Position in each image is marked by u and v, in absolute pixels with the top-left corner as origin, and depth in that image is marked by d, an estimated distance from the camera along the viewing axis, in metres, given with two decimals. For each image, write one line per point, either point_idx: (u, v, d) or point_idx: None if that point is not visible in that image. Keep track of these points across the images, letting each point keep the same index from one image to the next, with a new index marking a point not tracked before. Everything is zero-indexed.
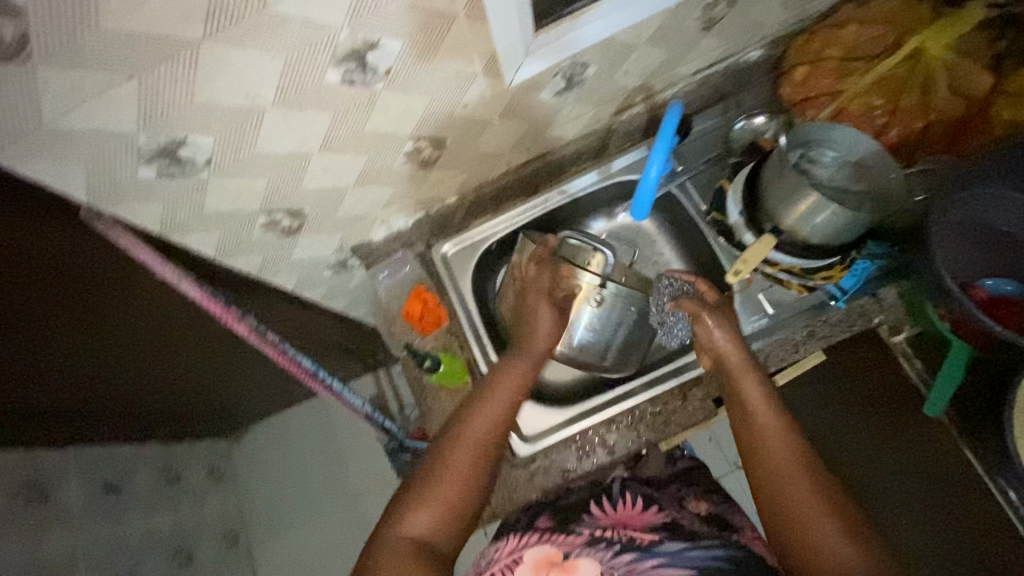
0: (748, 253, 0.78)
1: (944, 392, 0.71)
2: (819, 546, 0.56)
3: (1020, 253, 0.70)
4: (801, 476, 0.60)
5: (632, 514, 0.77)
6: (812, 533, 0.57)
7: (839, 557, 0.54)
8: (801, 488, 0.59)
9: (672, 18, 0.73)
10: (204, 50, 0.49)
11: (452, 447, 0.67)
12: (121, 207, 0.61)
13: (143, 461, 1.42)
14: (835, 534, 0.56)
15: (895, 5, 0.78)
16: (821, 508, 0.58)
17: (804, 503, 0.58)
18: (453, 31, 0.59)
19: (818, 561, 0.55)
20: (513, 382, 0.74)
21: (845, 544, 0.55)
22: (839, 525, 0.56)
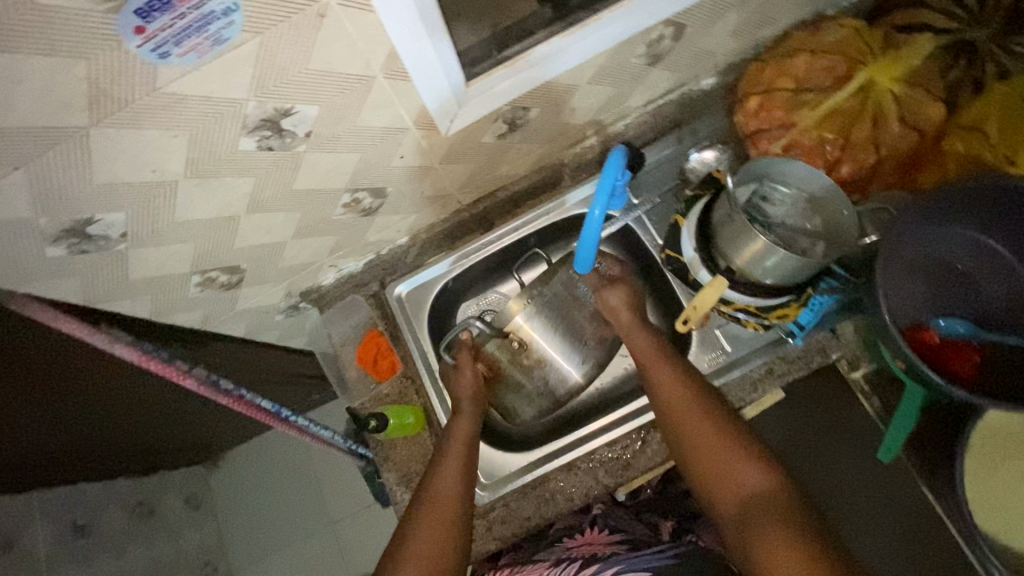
0: (697, 299, 0.76)
1: (899, 436, 0.70)
2: (726, 471, 0.62)
3: (974, 290, 0.69)
4: (695, 406, 0.66)
5: (595, 539, 0.82)
6: (717, 456, 0.62)
7: (746, 479, 0.61)
8: (698, 422, 0.65)
9: (613, 57, 0.70)
10: (95, 135, 0.46)
11: (427, 513, 0.64)
12: (35, 285, 0.58)
13: (112, 498, 1.38)
14: (741, 457, 0.61)
15: (846, 34, 0.76)
16: (716, 434, 0.64)
17: (704, 433, 0.64)
18: (374, 91, 0.56)
19: (729, 483, 0.61)
20: (461, 436, 0.73)
21: (750, 465, 0.61)
22: (738, 446, 0.63)
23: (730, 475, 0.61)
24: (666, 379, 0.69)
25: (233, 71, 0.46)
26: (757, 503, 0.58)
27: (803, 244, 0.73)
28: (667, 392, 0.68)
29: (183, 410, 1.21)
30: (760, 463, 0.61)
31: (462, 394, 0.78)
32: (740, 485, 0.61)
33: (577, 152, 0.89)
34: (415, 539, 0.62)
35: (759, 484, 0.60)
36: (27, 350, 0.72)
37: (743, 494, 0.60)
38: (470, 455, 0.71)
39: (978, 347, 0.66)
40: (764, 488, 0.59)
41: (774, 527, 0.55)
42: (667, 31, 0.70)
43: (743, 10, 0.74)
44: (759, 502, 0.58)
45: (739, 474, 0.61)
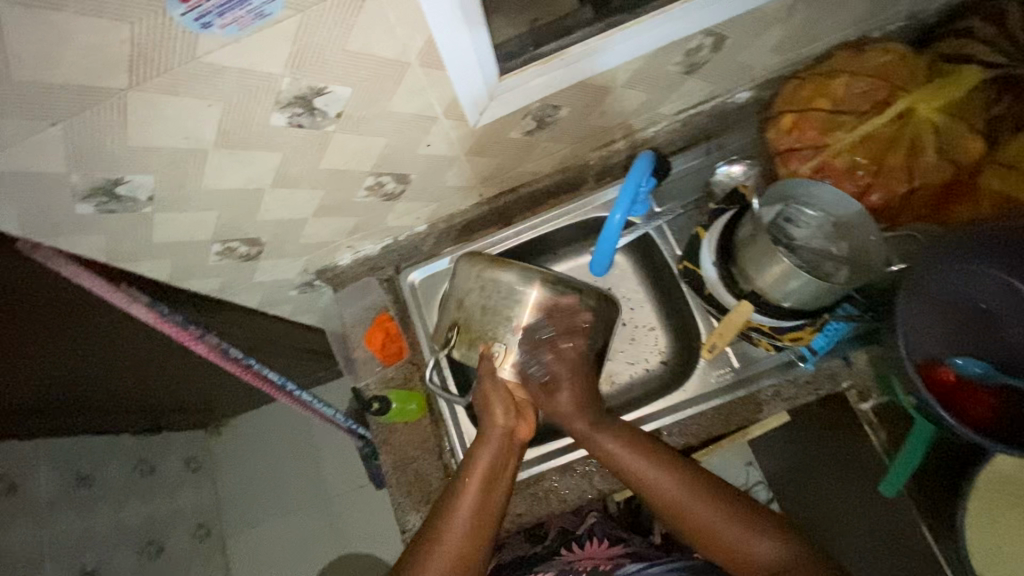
0: (723, 327, 0.76)
1: (902, 473, 0.69)
2: (740, 551, 0.63)
3: (991, 330, 0.68)
4: (688, 492, 0.65)
5: (599, 552, 0.81)
6: (732, 541, 0.63)
7: (762, 555, 0.62)
8: (710, 512, 0.64)
9: (650, 63, 0.69)
10: (132, 98, 0.47)
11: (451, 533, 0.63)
12: (62, 239, 0.60)
13: (116, 452, 1.40)
14: (752, 535, 0.63)
15: (889, 59, 0.74)
16: (730, 520, 0.64)
17: (718, 527, 0.64)
18: (407, 78, 0.56)
19: (740, 561, 0.63)
20: (479, 470, 0.67)
21: (763, 547, 0.62)
22: (752, 526, 0.63)
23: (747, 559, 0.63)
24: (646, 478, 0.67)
25: (273, 46, 0.47)
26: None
27: (826, 269, 0.73)
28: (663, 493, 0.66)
29: (192, 373, 1.23)
30: (767, 534, 0.63)
31: (497, 403, 0.70)
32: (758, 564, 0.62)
33: (603, 155, 0.88)
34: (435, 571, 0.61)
35: (773, 557, 0.62)
36: (47, 302, 0.73)
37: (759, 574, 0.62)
38: (489, 496, 0.66)
39: (994, 390, 0.65)
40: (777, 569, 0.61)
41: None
42: (707, 41, 0.69)
43: (786, 25, 0.73)
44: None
45: (751, 556, 0.62)
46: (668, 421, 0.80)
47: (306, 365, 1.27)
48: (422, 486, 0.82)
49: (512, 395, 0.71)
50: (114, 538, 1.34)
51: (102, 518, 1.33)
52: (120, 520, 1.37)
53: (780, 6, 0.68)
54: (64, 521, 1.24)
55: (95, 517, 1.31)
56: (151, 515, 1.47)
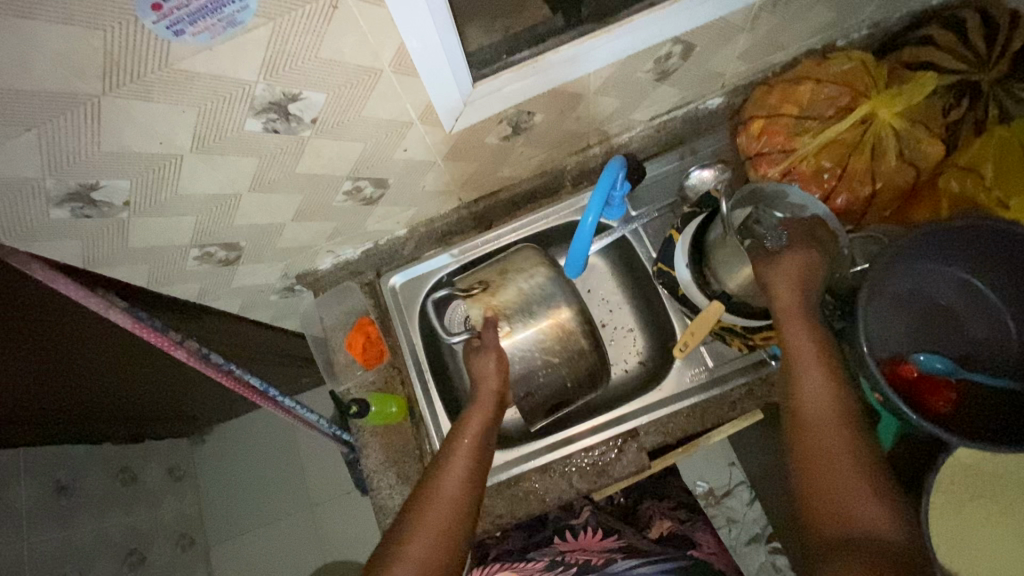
0: (695, 326, 0.78)
1: (871, 463, 0.72)
2: (840, 504, 0.49)
3: (954, 327, 0.71)
4: (839, 431, 0.53)
5: (591, 543, 0.80)
6: (842, 482, 0.50)
7: (864, 514, 0.48)
8: (841, 451, 0.52)
9: (621, 71, 0.71)
10: (106, 103, 0.47)
11: (446, 474, 0.65)
12: (37, 244, 0.60)
13: (96, 461, 1.38)
14: (862, 494, 0.49)
15: (853, 66, 0.77)
16: (847, 459, 0.51)
17: (835, 453, 0.52)
18: (381, 84, 0.57)
19: (840, 517, 0.49)
20: (475, 432, 0.70)
21: (882, 514, 0.47)
22: (876, 490, 0.49)
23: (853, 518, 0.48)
24: (813, 377, 0.57)
25: (246, 54, 0.48)
26: (867, 550, 0.45)
27: None
28: (816, 397, 0.56)
29: (173, 380, 1.22)
30: (883, 504, 0.48)
31: (489, 374, 0.78)
32: (857, 521, 0.48)
33: (579, 160, 0.90)
34: (430, 514, 0.60)
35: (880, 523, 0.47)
36: (23, 308, 0.73)
37: (853, 534, 0.47)
38: (481, 455, 0.69)
39: (955, 385, 0.67)
40: (885, 539, 0.46)
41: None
42: (677, 49, 0.71)
43: (752, 34, 0.75)
44: (871, 537, 0.46)
45: (857, 510, 0.48)
46: (644, 420, 0.82)
47: (289, 371, 1.27)
48: (403, 488, 0.83)
49: (502, 364, 0.79)
50: (96, 549, 1.32)
51: (83, 527, 1.31)
52: (102, 530, 1.35)
53: (745, 16, 0.70)
54: (44, 531, 1.21)
55: (76, 527, 1.29)
56: (133, 524, 1.45)
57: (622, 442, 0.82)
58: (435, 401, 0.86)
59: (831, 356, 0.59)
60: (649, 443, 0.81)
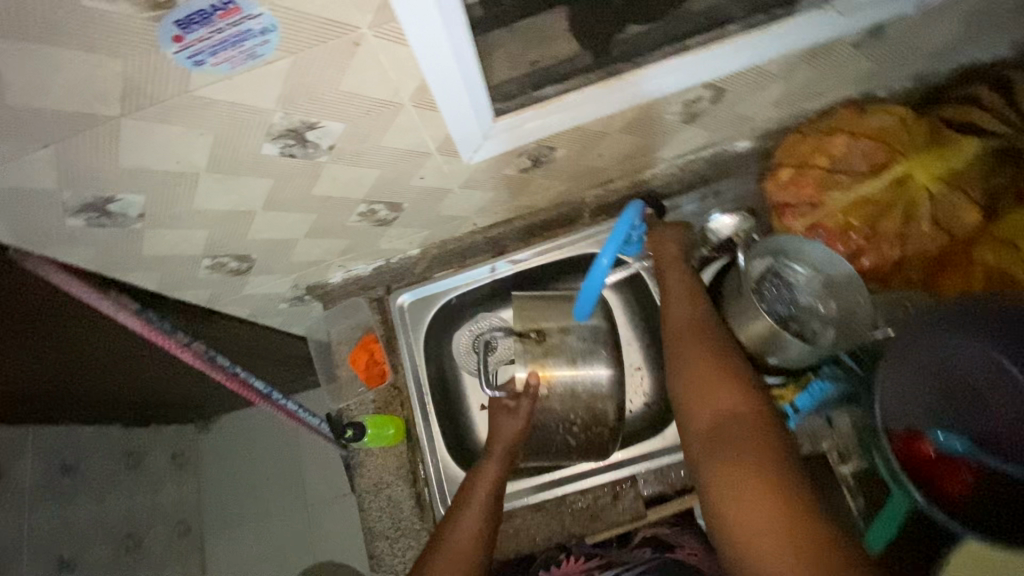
0: None
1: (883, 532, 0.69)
2: (706, 399, 0.59)
3: (977, 405, 0.67)
4: (699, 341, 0.65)
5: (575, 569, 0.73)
6: (703, 380, 0.61)
7: (723, 402, 0.58)
8: (702, 354, 0.63)
9: (647, 112, 0.70)
10: (123, 124, 0.47)
11: (457, 533, 0.63)
12: (51, 248, 0.60)
13: (102, 443, 1.40)
14: (718, 384, 0.60)
15: (890, 122, 0.74)
16: (707, 359, 0.62)
17: (698, 357, 0.63)
18: (400, 116, 0.57)
19: (705, 407, 0.59)
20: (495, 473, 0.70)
21: (736, 395, 0.58)
22: (730, 378, 0.60)
23: (715, 407, 0.58)
24: (680, 306, 0.70)
25: (267, 84, 0.48)
26: (728, 431, 0.56)
27: (814, 327, 0.72)
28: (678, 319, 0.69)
29: (181, 371, 1.24)
30: (737, 389, 0.59)
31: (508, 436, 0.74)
32: (719, 409, 0.58)
33: (599, 194, 0.88)
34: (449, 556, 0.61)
35: (736, 406, 0.57)
36: (37, 303, 0.74)
37: (720, 420, 0.57)
38: (493, 513, 0.67)
39: (973, 468, 0.63)
40: (743, 418, 0.56)
41: (741, 461, 0.52)
42: (707, 93, 0.69)
43: (788, 82, 0.73)
44: (733, 421, 0.56)
45: (721, 399, 0.59)
46: (644, 468, 0.80)
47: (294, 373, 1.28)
48: (393, 512, 0.82)
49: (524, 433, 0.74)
50: (94, 530, 1.34)
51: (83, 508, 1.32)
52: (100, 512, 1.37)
53: (782, 65, 0.68)
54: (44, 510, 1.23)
55: (76, 507, 1.31)
56: (132, 508, 1.47)
57: (619, 487, 0.80)
58: (432, 423, 0.87)
59: (693, 285, 0.72)
60: (646, 491, 0.79)
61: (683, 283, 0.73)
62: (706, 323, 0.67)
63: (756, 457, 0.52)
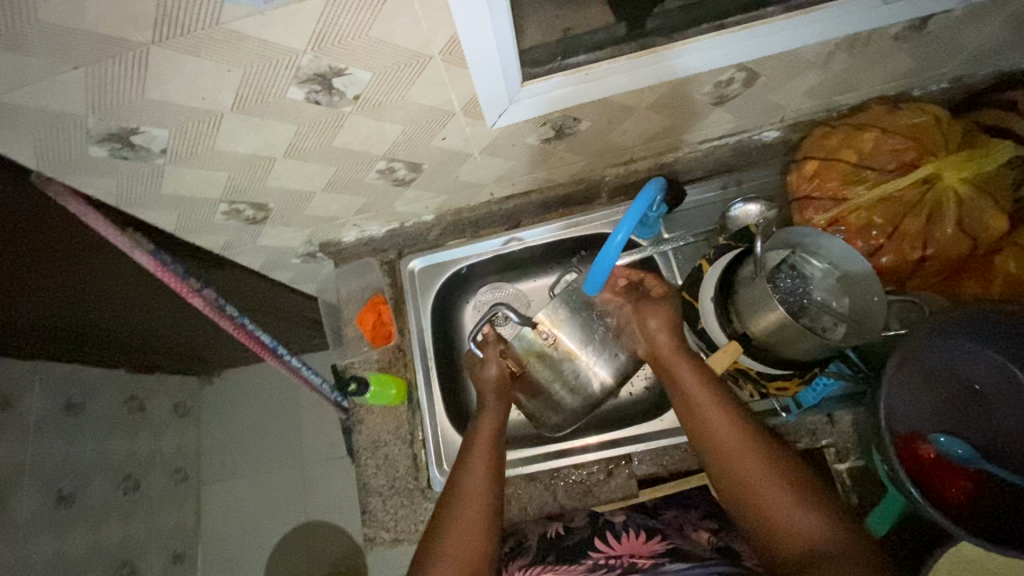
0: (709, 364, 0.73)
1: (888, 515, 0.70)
2: (784, 527, 0.53)
3: (982, 412, 0.67)
4: (748, 451, 0.59)
5: (638, 546, 0.66)
6: (771, 503, 0.55)
7: (805, 528, 0.52)
8: (751, 465, 0.58)
9: (676, 91, 0.69)
10: (154, 53, 0.47)
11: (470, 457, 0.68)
12: (72, 177, 0.61)
13: (108, 385, 1.42)
14: (791, 504, 0.54)
15: (925, 120, 0.72)
16: (765, 477, 0.56)
17: (755, 475, 0.57)
18: (428, 70, 0.56)
19: (784, 535, 0.53)
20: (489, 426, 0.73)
21: (810, 520, 0.52)
22: (800, 497, 0.54)
23: (789, 530, 0.53)
24: (707, 410, 0.64)
25: (297, 23, 0.47)
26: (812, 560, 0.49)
27: (825, 322, 0.72)
28: (718, 428, 0.62)
29: (189, 322, 1.25)
30: (812, 506, 0.53)
31: (487, 390, 0.80)
32: (802, 539, 0.51)
33: (620, 173, 0.87)
34: (471, 501, 0.62)
35: (820, 535, 0.51)
36: (54, 235, 0.74)
37: (803, 548, 0.51)
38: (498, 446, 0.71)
39: (972, 474, 0.64)
40: (827, 545, 0.50)
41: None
42: (739, 75, 0.68)
43: (823, 71, 0.71)
44: (822, 554, 0.49)
45: (797, 524, 0.52)
46: (639, 449, 0.80)
47: (298, 331, 1.29)
48: (389, 470, 0.84)
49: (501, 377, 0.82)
50: (95, 468, 1.36)
51: (87, 447, 1.34)
52: (103, 452, 1.39)
53: (819, 51, 0.66)
54: (50, 444, 1.24)
55: (79, 445, 1.32)
56: (134, 451, 1.49)
57: (612, 465, 0.80)
58: (434, 387, 0.88)
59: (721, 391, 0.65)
60: (640, 472, 0.80)
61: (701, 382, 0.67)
62: (746, 424, 0.61)
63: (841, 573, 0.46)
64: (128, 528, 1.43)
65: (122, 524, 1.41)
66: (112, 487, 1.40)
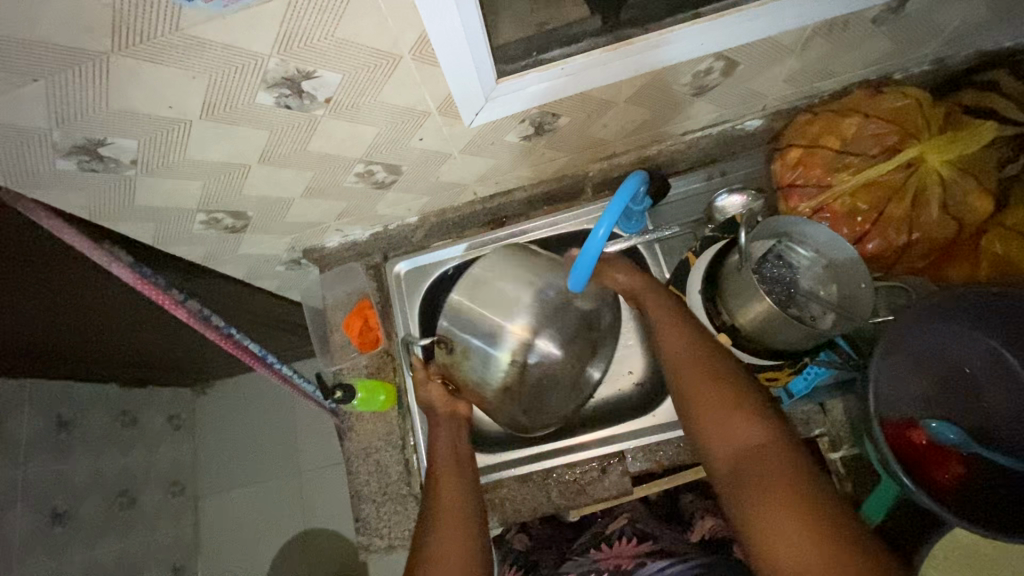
0: None
1: (883, 502, 0.69)
2: (730, 431, 0.57)
3: (973, 396, 0.66)
4: (701, 365, 0.62)
5: (626, 551, 0.74)
6: (718, 412, 0.58)
7: (746, 432, 0.56)
8: (702, 378, 0.61)
9: (655, 82, 0.68)
10: (114, 62, 0.46)
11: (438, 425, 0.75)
12: (41, 192, 0.60)
13: (100, 400, 1.40)
14: (734, 412, 0.57)
15: (907, 103, 0.71)
16: (712, 388, 0.60)
17: (709, 394, 0.59)
18: (399, 71, 0.55)
19: (727, 438, 0.57)
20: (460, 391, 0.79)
21: (751, 426, 0.56)
22: (743, 407, 0.57)
23: (731, 436, 0.57)
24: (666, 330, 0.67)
25: (260, 26, 0.46)
26: (753, 468, 0.53)
27: (814, 311, 0.71)
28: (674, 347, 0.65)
29: (176, 333, 1.24)
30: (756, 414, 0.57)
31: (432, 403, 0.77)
32: (744, 440, 0.55)
33: (603, 168, 0.87)
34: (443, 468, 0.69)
35: (758, 436, 0.55)
36: (29, 251, 0.73)
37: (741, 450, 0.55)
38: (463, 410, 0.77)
39: (964, 458, 0.64)
40: (763, 446, 0.54)
41: (765, 481, 0.51)
42: (717, 65, 0.68)
43: (802, 57, 0.70)
44: (759, 455, 0.54)
45: (740, 433, 0.56)
46: (632, 445, 0.79)
47: (287, 338, 1.29)
48: (380, 476, 0.83)
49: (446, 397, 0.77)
50: (89, 485, 1.34)
51: (80, 463, 1.33)
52: (96, 468, 1.37)
53: (796, 38, 0.65)
54: (42, 463, 1.23)
55: (71, 462, 1.30)
56: (128, 465, 1.48)
57: (606, 463, 0.80)
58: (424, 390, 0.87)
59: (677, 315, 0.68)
60: (634, 468, 0.79)
61: (659, 306, 0.70)
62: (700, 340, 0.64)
63: (772, 476, 0.51)
64: (125, 543, 1.42)
65: (119, 540, 1.40)
66: (107, 503, 1.38)
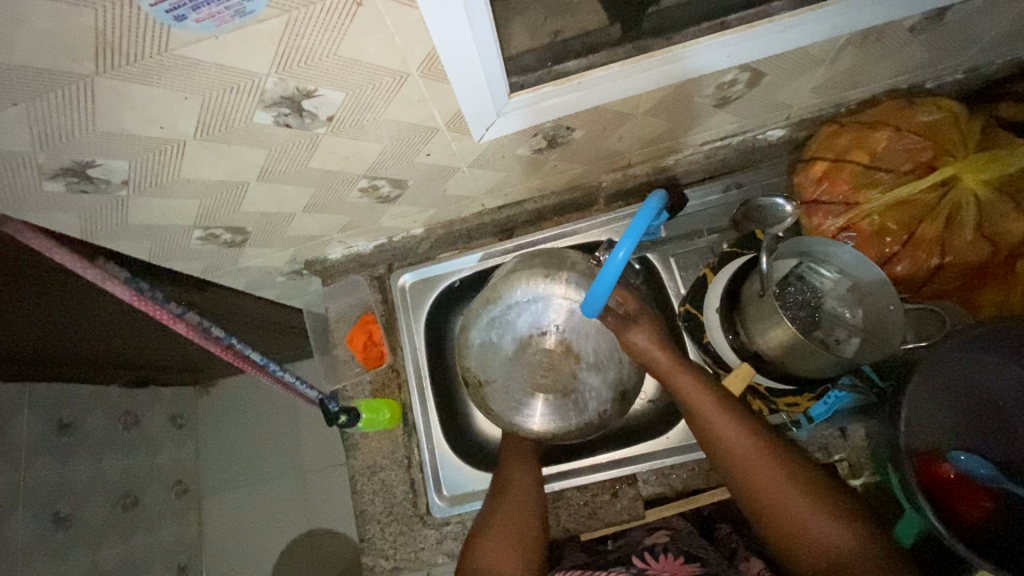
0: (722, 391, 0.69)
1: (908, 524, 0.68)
2: (811, 540, 0.54)
3: (1003, 428, 0.64)
4: (769, 467, 0.58)
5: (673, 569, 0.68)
6: (797, 519, 0.55)
7: (833, 543, 0.53)
8: (774, 482, 0.57)
9: (675, 94, 0.64)
10: (100, 84, 0.43)
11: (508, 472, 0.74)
12: (29, 213, 0.56)
13: (101, 403, 1.39)
14: (815, 518, 0.55)
15: (941, 118, 0.68)
16: (785, 493, 0.57)
17: (782, 499, 0.56)
18: (406, 87, 0.52)
19: (810, 548, 0.54)
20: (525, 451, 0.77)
21: (834, 533, 0.53)
22: (824, 514, 0.55)
23: (812, 544, 0.54)
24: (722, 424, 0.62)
25: (256, 45, 0.42)
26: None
27: (838, 335, 0.68)
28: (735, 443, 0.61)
29: (176, 338, 1.22)
30: (839, 521, 0.54)
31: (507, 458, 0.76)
32: (828, 551, 0.53)
33: (617, 178, 0.83)
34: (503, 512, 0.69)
35: (844, 546, 0.53)
36: (22, 266, 0.70)
37: (827, 561, 0.53)
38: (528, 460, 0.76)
39: (993, 494, 0.61)
40: (852, 559, 0.52)
41: None
42: (743, 76, 0.64)
43: (832, 67, 0.66)
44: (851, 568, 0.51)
45: (824, 543, 0.54)
46: (644, 468, 0.77)
47: (290, 343, 1.26)
48: (386, 496, 0.81)
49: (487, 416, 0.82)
50: (91, 488, 1.33)
51: (81, 467, 1.31)
52: (98, 471, 1.35)
53: (828, 48, 0.61)
54: (44, 468, 1.21)
55: (72, 466, 1.28)
56: (131, 466, 1.46)
57: (618, 485, 0.78)
58: (430, 408, 0.85)
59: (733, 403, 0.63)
60: (646, 492, 0.77)
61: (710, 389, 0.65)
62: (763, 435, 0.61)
63: None
64: (129, 545, 1.41)
65: (123, 542, 1.39)
66: (111, 505, 1.37)
